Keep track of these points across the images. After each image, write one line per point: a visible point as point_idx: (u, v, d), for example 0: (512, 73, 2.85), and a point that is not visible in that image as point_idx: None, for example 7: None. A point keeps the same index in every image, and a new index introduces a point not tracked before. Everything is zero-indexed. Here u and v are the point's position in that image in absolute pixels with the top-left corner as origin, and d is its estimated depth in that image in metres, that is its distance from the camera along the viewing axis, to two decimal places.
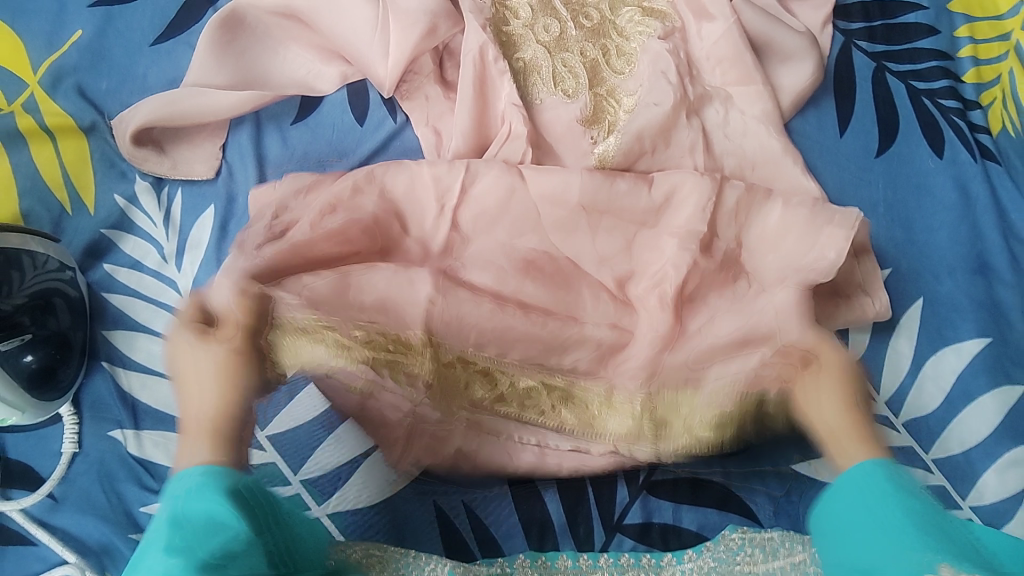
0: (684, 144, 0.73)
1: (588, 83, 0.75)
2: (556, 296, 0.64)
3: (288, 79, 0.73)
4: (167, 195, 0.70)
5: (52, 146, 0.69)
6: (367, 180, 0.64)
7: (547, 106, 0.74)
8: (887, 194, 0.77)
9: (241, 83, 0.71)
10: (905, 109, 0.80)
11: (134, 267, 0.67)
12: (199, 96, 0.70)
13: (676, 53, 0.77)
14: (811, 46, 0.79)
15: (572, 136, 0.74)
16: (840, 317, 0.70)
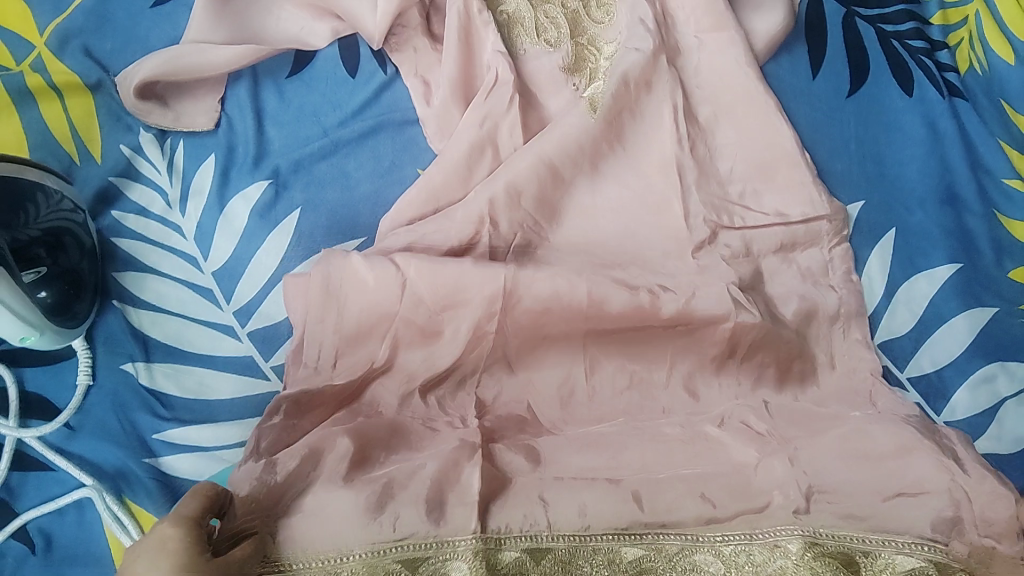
0: (659, 84, 0.76)
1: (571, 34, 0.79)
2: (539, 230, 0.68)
3: (284, 36, 0.76)
4: (171, 146, 0.74)
5: (61, 104, 0.72)
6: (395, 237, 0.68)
7: (531, 56, 0.78)
8: (859, 131, 0.80)
9: (240, 40, 0.75)
10: (874, 51, 0.83)
11: (141, 214, 0.71)
12: (201, 51, 0.73)
13: (651, 1, 0.80)
14: None
15: (553, 83, 0.77)
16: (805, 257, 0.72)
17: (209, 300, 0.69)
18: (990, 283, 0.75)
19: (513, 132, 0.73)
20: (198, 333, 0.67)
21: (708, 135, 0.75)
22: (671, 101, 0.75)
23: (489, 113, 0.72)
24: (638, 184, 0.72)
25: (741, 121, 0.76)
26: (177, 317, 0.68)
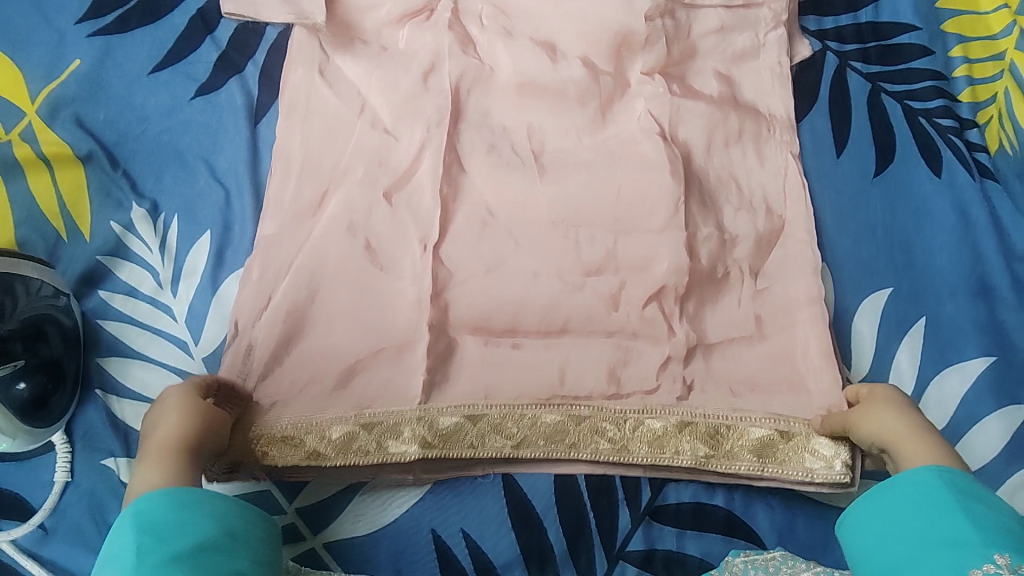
0: (744, 267, 0.68)
1: (707, 257, 0.67)
2: (665, 336, 0.66)
3: (392, 161, 0.68)
4: (164, 222, 0.69)
5: (49, 177, 0.69)
6: (357, 227, 0.66)
7: (700, 238, 0.67)
8: (886, 217, 0.76)
9: (436, 129, 0.69)
10: (901, 131, 0.79)
11: (129, 294, 0.66)
12: (406, 221, 0.67)
13: (743, 279, 0.68)
14: None
15: (705, 279, 0.67)
16: None
17: None
18: None
19: (653, 325, 0.66)
20: None
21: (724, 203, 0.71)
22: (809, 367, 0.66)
23: (624, 283, 0.66)
24: (772, 381, 0.66)
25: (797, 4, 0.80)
26: None
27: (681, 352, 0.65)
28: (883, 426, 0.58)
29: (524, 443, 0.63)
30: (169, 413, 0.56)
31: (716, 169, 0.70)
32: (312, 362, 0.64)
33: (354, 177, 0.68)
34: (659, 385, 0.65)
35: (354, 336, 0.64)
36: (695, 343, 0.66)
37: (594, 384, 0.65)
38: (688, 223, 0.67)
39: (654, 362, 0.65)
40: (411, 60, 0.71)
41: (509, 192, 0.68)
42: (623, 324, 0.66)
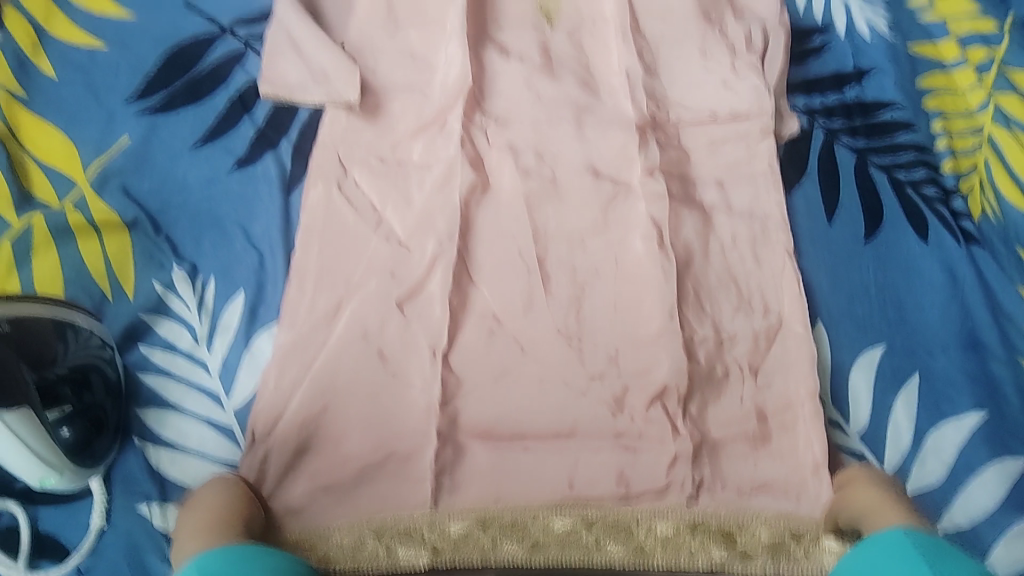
0: (743, 365, 0.73)
1: (705, 358, 0.72)
2: (670, 437, 0.69)
3: (404, 273, 0.72)
4: (202, 282, 0.74)
5: (98, 241, 0.74)
6: (371, 337, 0.69)
7: (697, 340, 0.73)
8: (878, 277, 0.80)
9: (447, 243, 0.73)
10: (889, 198, 0.84)
11: (168, 349, 0.71)
12: (416, 331, 0.70)
13: (743, 376, 0.73)
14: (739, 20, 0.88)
15: (704, 379, 0.72)
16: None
17: (228, 438, 0.69)
18: (1019, 431, 0.73)
19: (655, 426, 0.70)
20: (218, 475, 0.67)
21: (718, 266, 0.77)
22: (814, 459, 0.70)
23: (628, 390, 0.71)
24: (774, 478, 0.70)
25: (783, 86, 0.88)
26: (197, 457, 0.68)
27: (687, 451, 0.69)
28: (866, 500, 0.64)
29: (538, 546, 0.67)
30: (213, 498, 0.60)
31: (716, 267, 0.76)
32: (328, 471, 0.66)
33: (360, 290, 0.71)
34: (669, 484, 0.68)
35: (370, 432, 0.67)
36: (700, 442, 0.70)
37: (603, 434, 0.69)
38: (685, 327, 0.73)
39: (662, 464, 0.69)
40: (425, 174, 0.77)
41: (517, 300, 0.72)
42: (627, 427, 0.69)
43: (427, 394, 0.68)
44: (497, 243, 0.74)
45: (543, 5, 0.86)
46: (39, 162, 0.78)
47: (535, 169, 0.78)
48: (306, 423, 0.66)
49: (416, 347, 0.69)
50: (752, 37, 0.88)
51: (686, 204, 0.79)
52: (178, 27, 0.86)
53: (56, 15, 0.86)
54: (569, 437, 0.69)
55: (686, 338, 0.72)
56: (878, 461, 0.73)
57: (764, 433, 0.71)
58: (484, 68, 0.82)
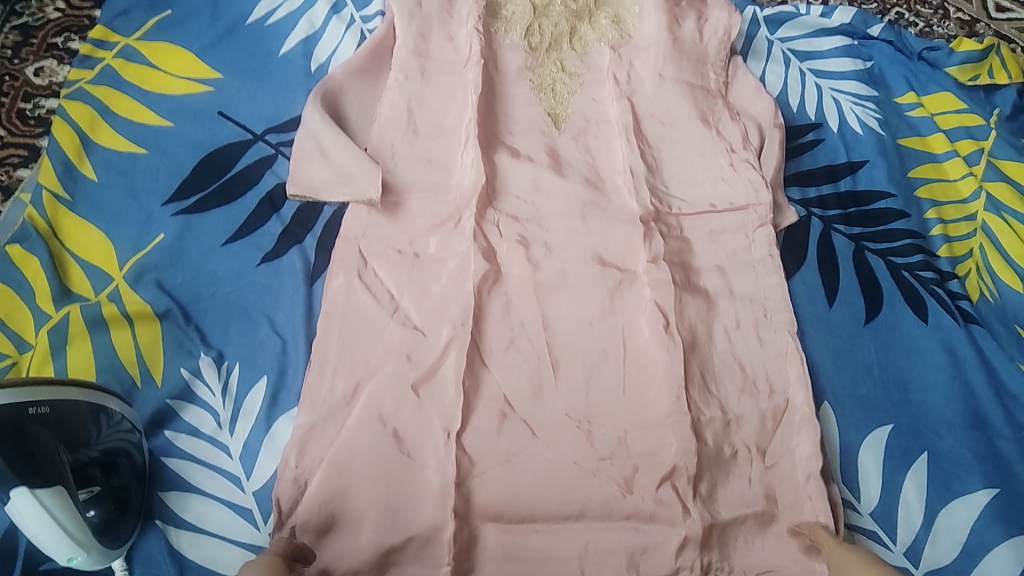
0: (750, 445, 0.75)
1: (712, 438, 0.74)
2: (681, 517, 0.70)
3: (420, 356, 0.75)
4: (227, 369, 0.77)
5: (130, 330, 0.78)
6: (386, 418, 0.71)
7: (705, 420, 0.74)
8: (880, 357, 0.83)
9: (461, 328, 0.76)
10: (887, 282, 0.87)
11: (192, 433, 0.74)
12: (431, 413, 0.72)
13: (751, 456, 0.74)
14: (734, 121, 0.94)
15: (713, 460, 0.73)
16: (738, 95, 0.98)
17: (247, 520, 0.70)
18: None
19: (668, 507, 0.70)
20: (236, 557, 0.69)
21: (721, 350, 0.79)
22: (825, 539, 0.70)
23: (637, 469, 0.72)
24: (784, 561, 0.70)
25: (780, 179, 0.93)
26: (216, 538, 0.69)
27: (696, 534, 0.69)
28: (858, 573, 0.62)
29: None
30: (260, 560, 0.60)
31: (721, 350, 0.79)
32: (340, 557, 0.67)
33: (379, 375, 0.74)
34: (678, 568, 0.68)
35: (385, 516, 0.68)
36: (711, 523, 0.70)
37: (614, 513, 0.70)
38: (692, 406, 0.75)
39: (672, 545, 0.69)
40: (441, 266, 0.81)
41: (526, 384, 0.75)
42: (638, 507, 0.70)
43: (442, 472, 0.70)
44: (506, 330, 0.78)
45: (551, 109, 0.93)
46: (79, 259, 0.83)
47: (544, 262, 0.82)
48: (323, 505, 0.68)
49: (430, 427, 0.71)
50: (748, 135, 0.94)
51: (690, 291, 0.82)
52: (213, 135, 0.93)
53: (100, 126, 0.93)
54: (578, 516, 0.70)
55: (694, 417, 0.74)
56: (890, 540, 0.73)
57: (774, 514, 0.72)
58: (496, 168, 0.87)
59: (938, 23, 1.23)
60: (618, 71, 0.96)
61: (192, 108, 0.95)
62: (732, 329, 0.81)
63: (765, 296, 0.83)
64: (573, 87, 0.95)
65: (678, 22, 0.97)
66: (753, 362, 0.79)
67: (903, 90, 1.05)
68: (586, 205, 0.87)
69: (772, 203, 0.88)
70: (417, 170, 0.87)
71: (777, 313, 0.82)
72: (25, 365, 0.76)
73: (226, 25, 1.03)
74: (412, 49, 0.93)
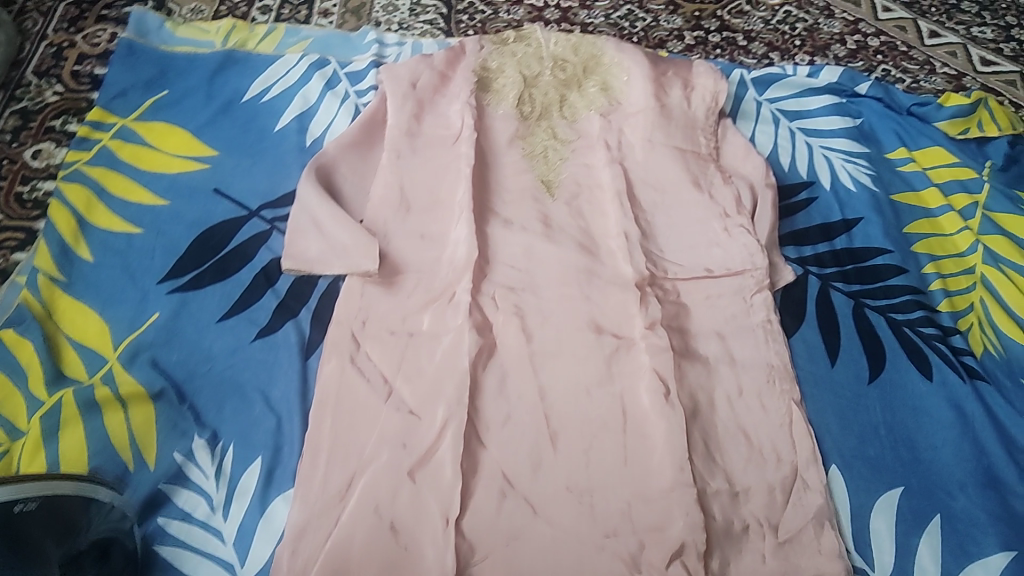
0: (761, 520, 0.73)
1: (720, 512, 0.72)
2: None
3: (415, 442, 0.74)
4: (221, 449, 0.76)
5: (123, 413, 0.77)
6: (382, 508, 0.71)
7: (710, 493, 0.73)
8: (886, 416, 0.81)
9: (456, 407, 0.75)
10: (888, 339, 0.86)
11: (185, 518, 0.72)
12: (427, 498, 0.71)
13: (763, 532, 0.73)
14: (729, 185, 0.94)
15: (723, 535, 0.72)
16: (729, 157, 0.99)
17: None
18: None
19: None
20: None
21: (722, 417, 0.78)
22: None
23: (642, 545, 0.70)
24: None
25: (775, 239, 0.93)
26: None
27: None
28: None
29: None
30: None
31: (722, 417, 0.78)
32: None
33: (374, 460, 0.73)
34: None
35: None
36: None
37: None
38: (697, 479, 0.73)
39: None
40: (435, 343, 0.81)
41: (524, 460, 0.74)
42: None
43: (440, 559, 0.68)
44: (502, 405, 0.77)
45: (543, 176, 0.94)
46: (74, 341, 0.83)
47: (538, 331, 0.81)
48: None
49: (428, 514, 0.70)
50: (741, 197, 0.94)
51: (689, 359, 0.81)
52: (209, 211, 0.94)
53: (97, 207, 0.94)
54: None
55: (700, 490, 0.73)
56: None
57: None
58: (488, 238, 0.88)
59: (925, 77, 1.25)
60: (609, 137, 0.97)
61: (188, 186, 0.96)
62: (733, 396, 0.80)
63: (767, 361, 0.83)
64: (564, 154, 0.96)
65: (664, 91, 0.99)
66: (754, 427, 0.78)
67: (893, 145, 1.06)
68: (580, 271, 0.86)
69: (768, 265, 0.89)
70: (412, 240, 0.88)
71: (779, 379, 0.82)
72: (17, 454, 0.74)
73: (221, 103, 1.05)
74: (403, 127, 0.95)
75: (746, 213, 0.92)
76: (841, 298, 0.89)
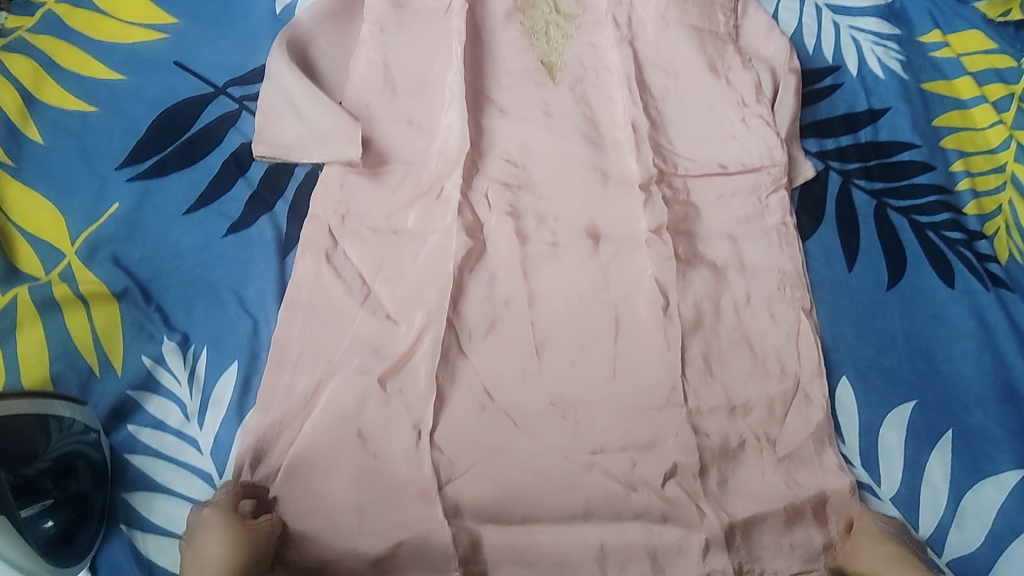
0: (758, 435, 0.70)
1: (716, 430, 0.70)
2: (696, 519, 0.65)
3: (389, 348, 0.70)
4: (194, 354, 0.71)
5: (85, 312, 0.71)
6: (350, 417, 0.67)
7: (704, 412, 0.70)
8: (904, 325, 0.76)
9: (435, 314, 0.72)
10: (910, 243, 0.80)
11: (157, 427, 0.68)
12: (398, 409, 0.68)
13: (761, 447, 0.70)
14: (747, 68, 0.87)
15: (718, 455, 0.69)
16: (749, 36, 0.90)
17: None
18: None
19: (679, 507, 0.66)
20: None
21: (723, 324, 0.75)
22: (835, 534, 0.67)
23: (634, 464, 0.68)
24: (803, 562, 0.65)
25: (796, 131, 0.85)
26: None
27: (718, 535, 0.65)
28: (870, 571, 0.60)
29: None
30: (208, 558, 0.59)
31: (727, 326, 0.75)
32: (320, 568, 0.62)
33: (356, 372, 0.69)
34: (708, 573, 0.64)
35: (367, 518, 0.64)
36: (730, 523, 0.65)
37: (625, 514, 0.66)
38: (689, 397, 0.71)
39: (694, 547, 0.64)
40: (421, 243, 0.76)
41: (509, 370, 0.71)
42: (646, 504, 0.66)
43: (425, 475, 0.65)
44: (491, 312, 0.74)
45: (544, 56, 0.87)
46: (26, 233, 0.75)
47: (535, 234, 0.78)
48: (313, 515, 0.64)
49: (398, 423, 0.67)
50: (761, 83, 0.86)
51: (693, 265, 0.77)
52: (171, 88, 0.84)
53: (46, 81, 0.84)
54: (584, 516, 0.66)
55: (691, 410, 0.70)
56: (913, 528, 0.68)
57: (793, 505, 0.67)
58: (484, 129, 0.83)
59: None
60: (618, 13, 0.89)
61: (146, 59, 0.86)
62: (741, 303, 0.76)
63: (778, 266, 0.78)
64: (568, 31, 0.88)
65: None
66: (757, 335, 0.74)
67: (928, 27, 0.96)
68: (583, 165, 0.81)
69: (788, 161, 0.82)
70: (401, 125, 0.82)
71: (791, 285, 0.77)
72: None
73: None
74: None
75: (766, 101, 0.85)
76: (861, 196, 0.83)
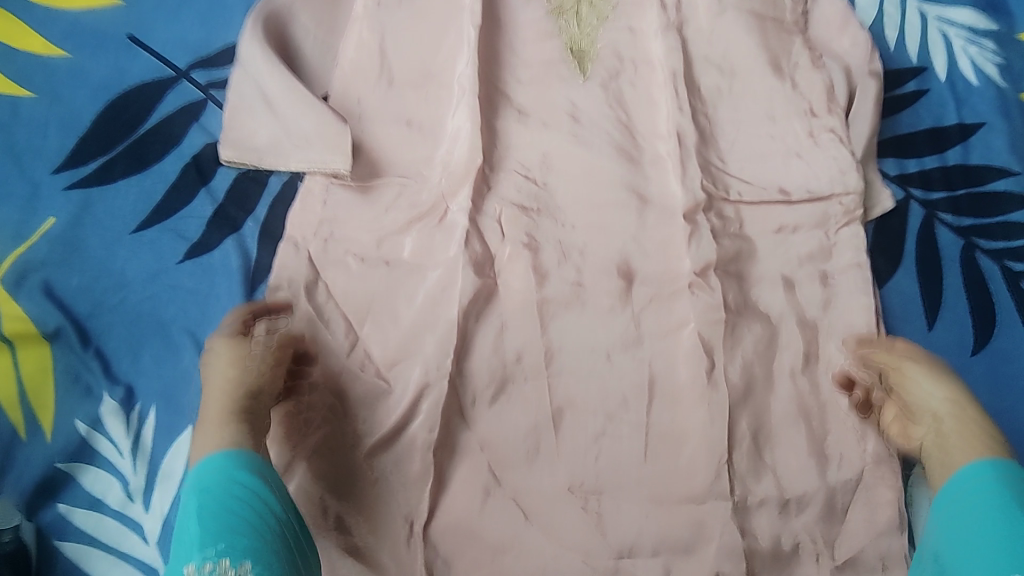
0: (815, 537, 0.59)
1: (766, 531, 0.58)
2: None
3: (376, 419, 0.59)
4: (139, 415, 0.58)
5: (9, 357, 0.59)
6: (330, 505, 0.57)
7: (753, 505, 0.58)
8: (988, 401, 0.63)
9: (435, 372, 0.60)
10: (1000, 296, 0.67)
11: (94, 507, 0.56)
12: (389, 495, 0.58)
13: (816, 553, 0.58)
14: (820, 69, 0.72)
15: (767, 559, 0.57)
16: (819, 27, 0.75)
17: None
18: None
19: None
20: None
21: (779, 389, 0.62)
22: None
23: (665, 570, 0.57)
24: None
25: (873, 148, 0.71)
26: None
27: None
28: (934, 400, 0.55)
29: None
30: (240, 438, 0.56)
31: (780, 396, 0.62)
32: None
33: (337, 446, 0.59)
34: None
35: None
36: None
37: None
38: (736, 487, 0.58)
39: None
40: (418, 278, 0.63)
41: (520, 443, 0.59)
42: None
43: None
44: (499, 367, 0.61)
45: (573, 42, 0.71)
46: None
47: (556, 270, 0.64)
48: None
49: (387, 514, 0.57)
50: (833, 88, 0.72)
51: (744, 318, 0.64)
52: (122, 70, 0.70)
53: None
54: None
55: (738, 503, 0.58)
56: None
57: None
58: (497, 135, 0.68)
59: None
60: None
61: (92, 30, 0.72)
62: (802, 364, 0.63)
63: (848, 321, 0.64)
64: (603, 10, 0.72)
65: None
66: (819, 406, 0.62)
67: None
68: (616, 184, 0.67)
69: (863, 188, 0.68)
70: (398, 129, 0.68)
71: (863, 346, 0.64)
72: None
73: None
74: None
75: (840, 112, 0.70)
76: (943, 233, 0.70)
